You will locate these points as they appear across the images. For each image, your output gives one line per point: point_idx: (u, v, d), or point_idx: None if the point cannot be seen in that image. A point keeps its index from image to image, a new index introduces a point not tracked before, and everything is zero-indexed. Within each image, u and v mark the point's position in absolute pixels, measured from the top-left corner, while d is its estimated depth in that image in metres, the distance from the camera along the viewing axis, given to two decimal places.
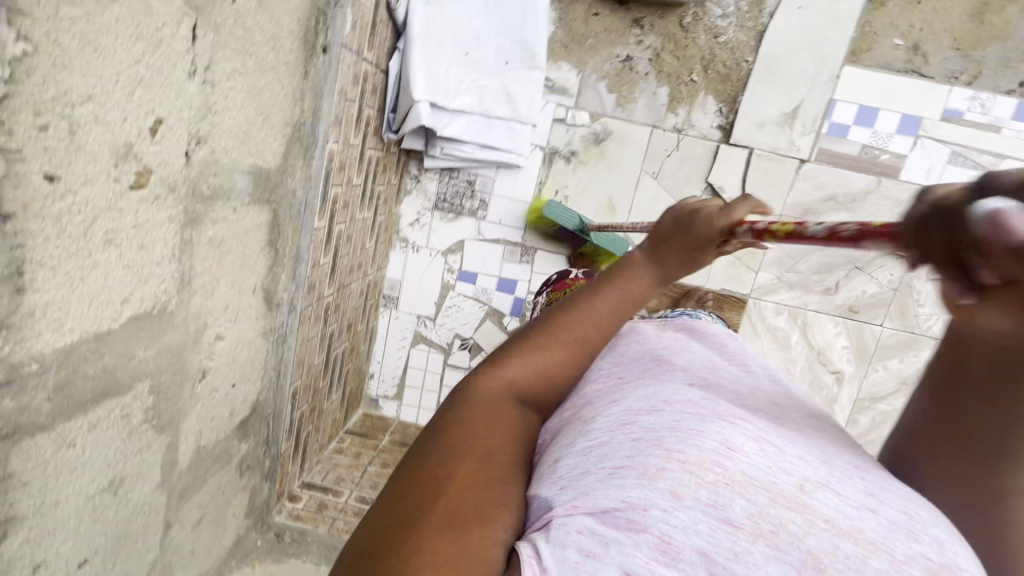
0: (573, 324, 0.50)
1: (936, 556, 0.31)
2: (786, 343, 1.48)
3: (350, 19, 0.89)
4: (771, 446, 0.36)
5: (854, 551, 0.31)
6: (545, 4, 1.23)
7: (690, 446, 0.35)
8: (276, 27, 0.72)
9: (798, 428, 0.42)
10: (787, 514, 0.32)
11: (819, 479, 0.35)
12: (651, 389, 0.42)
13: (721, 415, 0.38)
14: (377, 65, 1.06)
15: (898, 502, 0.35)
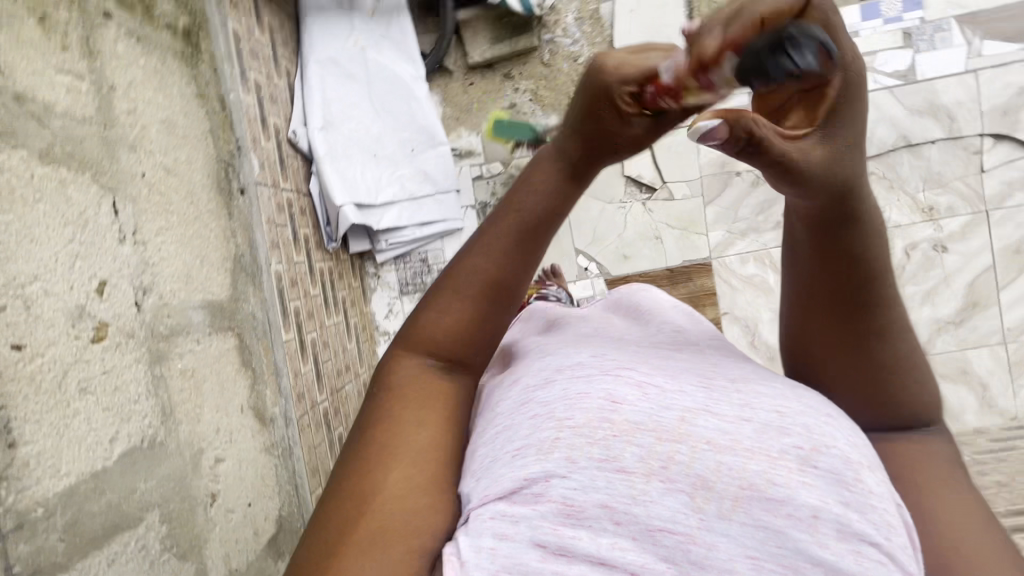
0: (484, 261, 0.45)
1: (806, 443, 0.36)
2: (766, 286, 1.50)
3: (257, 161, 1.06)
4: (651, 386, 0.39)
5: (735, 461, 0.35)
6: (422, 90, 1.41)
7: (581, 411, 0.37)
8: (189, 186, 0.86)
9: (667, 356, 0.44)
10: (673, 446, 0.35)
11: (697, 406, 0.38)
12: (547, 360, 0.44)
13: (607, 370, 0.40)
14: (298, 191, 1.22)
15: (768, 403, 0.38)
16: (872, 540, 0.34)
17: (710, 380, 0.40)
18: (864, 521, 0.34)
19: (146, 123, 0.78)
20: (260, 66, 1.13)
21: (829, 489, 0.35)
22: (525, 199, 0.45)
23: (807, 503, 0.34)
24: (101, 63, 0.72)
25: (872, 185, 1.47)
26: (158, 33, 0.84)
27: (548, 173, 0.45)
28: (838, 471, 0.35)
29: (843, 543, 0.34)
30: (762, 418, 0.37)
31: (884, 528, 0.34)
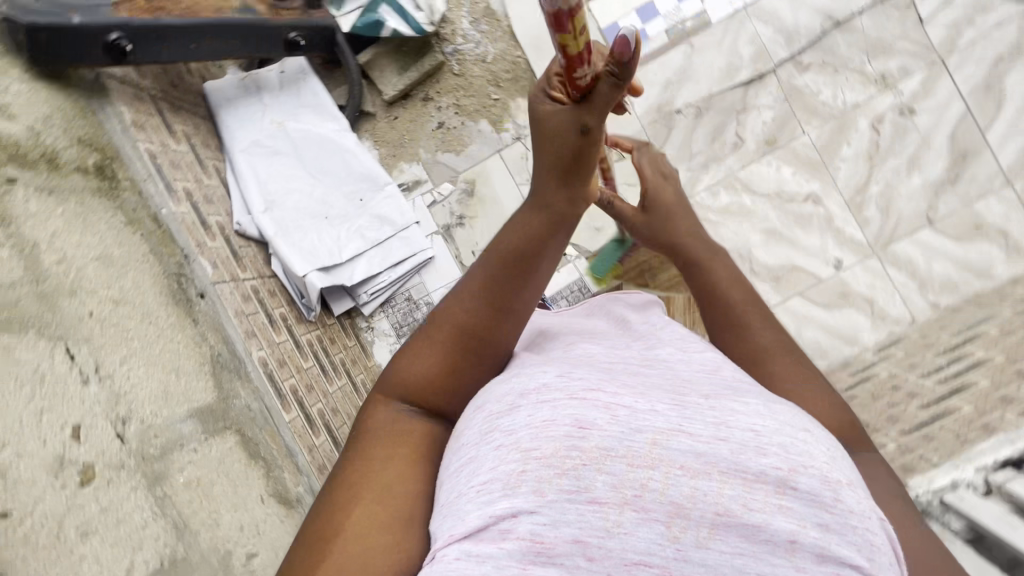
0: (456, 308, 0.63)
1: (782, 465, 0.45)
2: (746, 211, 1.45)
3: (209, 263, 1.07)
4: (620, 410, 0.48)
5: (710, 485, 0.45)
6: (352, 142, 1.42)
7: (552, 441, 0.46)
8: (142, 308, 0.88)
9: (649, 379, 0.54)
10: (648, 473, 0.45)
11: (672, 429, 0.47)
12: (507, 387, 0.52)
13: (591, 401, 0.48)
14: (262, 276, 1.24)
15: (743, 424, 0.48)
16: (851, 562, 0.43)
17: (686, 402, 0.50)
18: (840, 542, 0.43)
19: (81, 267, 0.81)
20: (188, 174, 1.15)
21: (805, 513, 0.44)
22: (490, 256, 0.63)
23: (783, 529, 0.43)
24: (17, 225, 0.75)
25: (818, 74, 1.41)
26: (69, 179, 0.87)
27: (508, 234, 0.63)
28: (814, 494, 0.44)
29: (820, 565, 0.43)
30: (737, 439, 0.47)
31: (862, 552, 0.43)
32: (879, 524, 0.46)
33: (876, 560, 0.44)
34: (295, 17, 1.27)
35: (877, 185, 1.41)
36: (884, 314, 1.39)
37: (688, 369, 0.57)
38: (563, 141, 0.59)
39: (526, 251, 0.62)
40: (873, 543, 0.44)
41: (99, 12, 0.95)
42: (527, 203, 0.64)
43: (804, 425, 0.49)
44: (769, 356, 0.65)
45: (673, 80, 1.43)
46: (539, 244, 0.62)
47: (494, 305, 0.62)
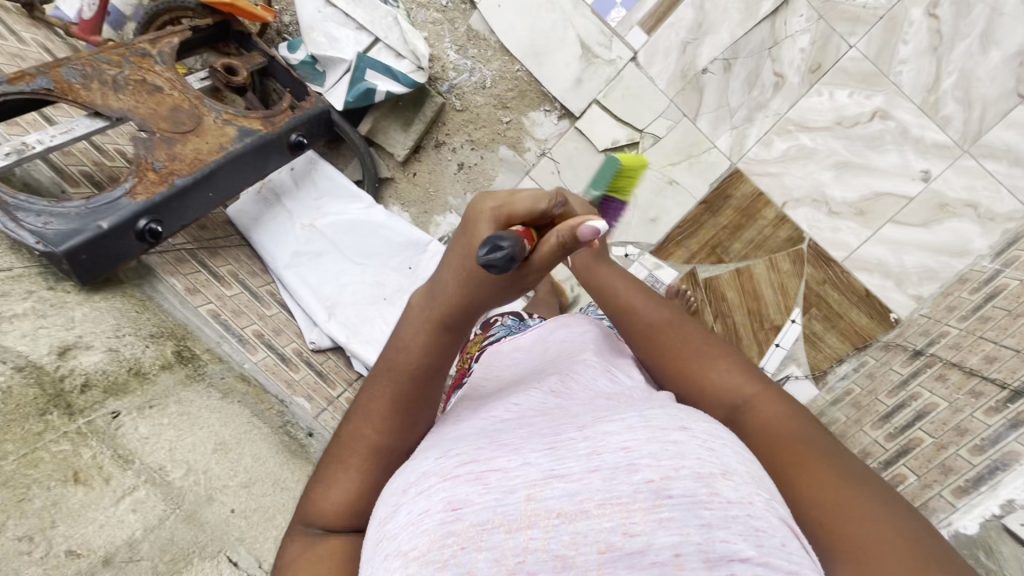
0: (366, 427, 0.56)
1: (653, 477, 0.38)
2: (808, 152, 1.32)
3: (306, 398, 1.08)
4: (490, 476, 0.41)
5: (589, 524, 0.37)
6: (382, 214, 1.37)
7: (425, 531, 0.38)
8: (274, 477, 0.90)
9: (526, 429, 0.48)
10: (525, 533, 0.37)
11: (546, 477, 0.40)
12: (397, 481, 0.46)
13: (449, 475, 0.42)
14: (351, 383, 1.23)
15: (615, 444, 0.41)
16: (744, 556, 0.35)
17: (561, 442, 0.43)
18: (732, 535, 0.35)
19: (206, 468, 0.82)
20: (252, 315, 1.14)
21: (685, 518, 0.36)
22: (392, 371, 0.56)
23: (665, 544, 0.36)
24: (140, 459, 0.76)
25: None
26: (160, 382, 0.88)
27: (399, 345, 0.56)
28: (689, 494, 0.37)
29: (713, 571, 0.34)
30: (609, 464, 0.40)
31: (750, 540, 0.35)
32: (771, 509, 0.38)
33: (766, 547, 0.35)
34: (290, 117, 1.22)
35: (950, 76, 1.24)
36: (993, 215, 1.25)
37: (580, 406, 0.52)
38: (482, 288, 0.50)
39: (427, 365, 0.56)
40: (761, 529, 0.36)
41: (118, 205, 0.92)
42: (415, 298, 0.57)
43: (680, 423, 0.43)
44: (675, 350, 0.62)
45: (687, 40, 1.30)
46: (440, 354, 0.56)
47: (406, 421, 0.56)
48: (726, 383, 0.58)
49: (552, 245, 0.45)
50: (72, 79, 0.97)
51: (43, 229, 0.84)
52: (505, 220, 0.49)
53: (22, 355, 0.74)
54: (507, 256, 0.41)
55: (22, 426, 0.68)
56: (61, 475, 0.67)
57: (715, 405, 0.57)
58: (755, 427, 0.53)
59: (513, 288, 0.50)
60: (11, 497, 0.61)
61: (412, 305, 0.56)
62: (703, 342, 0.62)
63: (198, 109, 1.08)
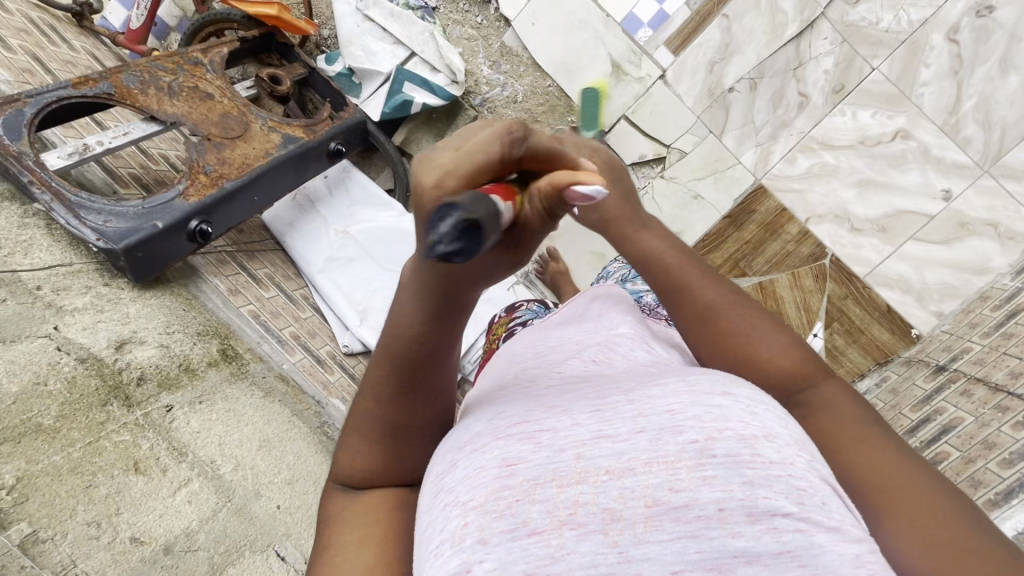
0: (376, 403, 0.47)
1: (699, 436, 0.32)
2: (831, 169, 1.36)
3: (340, 401, 1.10)
4: (542, 434, 0.36)
5: (637, 481, 0.32)
6: (413, 222, 1.42)
7: (483, 482, 0.33)
8: (314, 475, 0.91)
9: (573, 395, 0.43)
10: (576, 488, 0.32)
11: (592, 436, 0.35)
12: (451, 443, 0.41)
13: (502, 433, 0.37)
14: None
15: (660, 406, 0.35)
16: (784, 512, 0.30)
17: (609, 404, 0.38)
18: (772, 492, 0.30)
19: (253, 463, 0.84)
20: (288, 317, 1.17)
21: (728, 476, 0.31)
22: (389, 340, 0.45)
23: (710, 498, 0.30)
24: (192, 452, 0.78)
25: (872, 3, 1.28)
26: (207, 378, 0.90)
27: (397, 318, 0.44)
28: (734, 454, 0.31)
29: (755, 525, 0.30)
30: (655, 425, 0.34)
31: (790, 496, 0.30)
32: (814, 470, 0.32)
33: (808, 505, 0.30)
34: (330, 126, 1.26)
35: (971, 98, 1.27)
36: (1012, 234, 1.27)
37: (627, 373, 0.47)
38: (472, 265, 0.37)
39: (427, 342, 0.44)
40: (801, 487, 0.31)
41: (172, 206, 0.95)
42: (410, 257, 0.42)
43: (722, 388, 0.36)
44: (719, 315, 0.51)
45: (715, 59, 1.34)
46: (444, 328, 0.44)
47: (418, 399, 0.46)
48: (775, 353, 0.48)
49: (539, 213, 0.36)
50: (131, 84, 1.00)
51: (105, 226, 0.87)
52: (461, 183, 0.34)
53: (83, 347, 0.77)
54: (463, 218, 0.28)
55: (87, 415, 0.70)
56: (124, 464, 0.69)
57: (770, 382, 0.48)
58: (812, 409, 0.45)
59: (503, 265, 0.39)
60: (80, 484, 0.63)
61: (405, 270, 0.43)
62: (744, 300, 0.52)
63: (246, 115, 1.12)
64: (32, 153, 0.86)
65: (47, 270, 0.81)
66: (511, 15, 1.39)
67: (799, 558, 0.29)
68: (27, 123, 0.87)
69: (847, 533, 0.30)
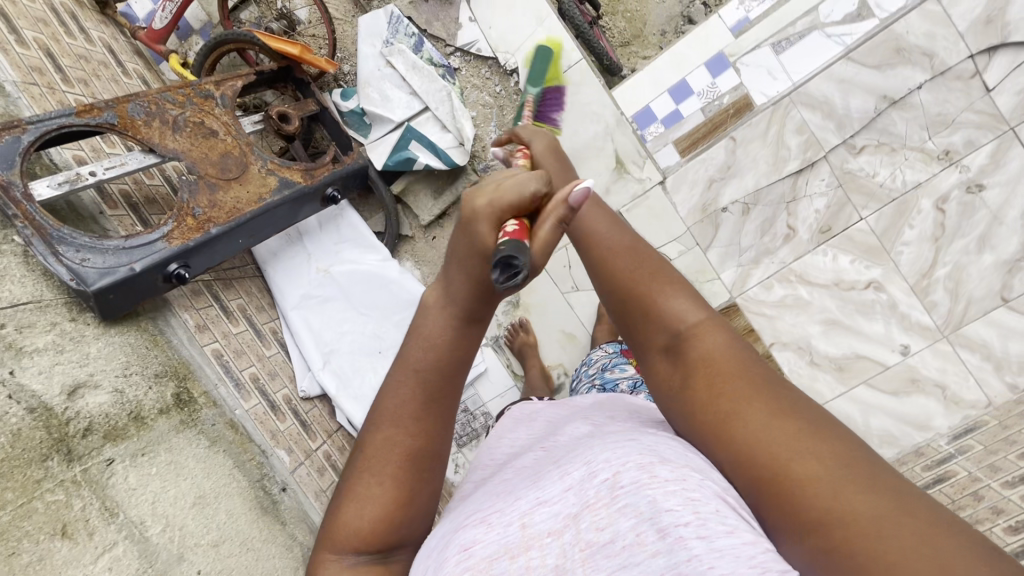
0: (398, 433, 0.57)
1: (608, 474, 0.42)
2: (803, 303, 1.40)
3: (286, 450, 1.11)
4: (494, 517, 0.47)
5: (571, 534, 0.42)
6: (393, 270, 1.41)
7: (446, 572, 0.43)
8: (243, 537, 0.94)
9: (521, 474, 0.56)
10: (525, 556, 0.42)
11: (533, 504, 0.46)
12: (426, 548, 0.53)
13: (469, 521, 0.49)
14: (330, 435, 1.26)
15: (581, 462, 0.46)
16: (684, 521, 0.37)
17: (545, 475, 0.49)
18: (668, 495, 0.39)
19: (182, 523, 0.86)
20: (251, 356, 1.18)
21: (635, 502, 0.39)
22: (413, 373, 0.57)
23: (624, 528, 0.39)
24: (124, 512, 0.80)
25: (873, 156, 1.32)
26: (155, 428, 0.91)
27: (420, 344, 0.57)
28: (636, 480, 0.40)
29: (665, 539, 0.37)
30: (576, 477, 0.45)
31: (689, 506, 0.38)
32: (705, 484, 0.40)
33: (703, 512, 0.38)
34: (328, 173, 1.26)
35: (945, 268, 1.31)
36: (957, 399, 1.32)
37: (566, 446, 0.56)
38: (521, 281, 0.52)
39: (447, 368, 0.57)
40: (695, 498, 0.39)
41: (152, 248, 0.96)
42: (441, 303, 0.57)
43: (631, 436, 0.47)
44: (617, 261, 0.58)
45: (715, 177, 1.41)
46: (465, 345, 0.57)
47: (436, 420, 0.58)
48: (672, 306, 0.54)
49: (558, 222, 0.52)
50: (137, 115, 1.01)
51: (80, 266, 0.89)
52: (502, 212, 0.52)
53: (35, 396, 0.79)
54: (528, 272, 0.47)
55: (23, 473, 0.72)
56: (51, 528, 0.72)
57: (653, 325, 0.54)
58: (697, 353, 0.50)
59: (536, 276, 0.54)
60: (3, 552, 0.66)
61: (432, 301, 0.57)
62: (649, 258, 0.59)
63: (246, 156, 1.12)
64: (21, 183, 0.87)
65: (13, 306, 0.83)
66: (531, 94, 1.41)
67: (706, 561, 0.35)
68: (26, 149, 0.89)
69: (742, 534, 0.36)
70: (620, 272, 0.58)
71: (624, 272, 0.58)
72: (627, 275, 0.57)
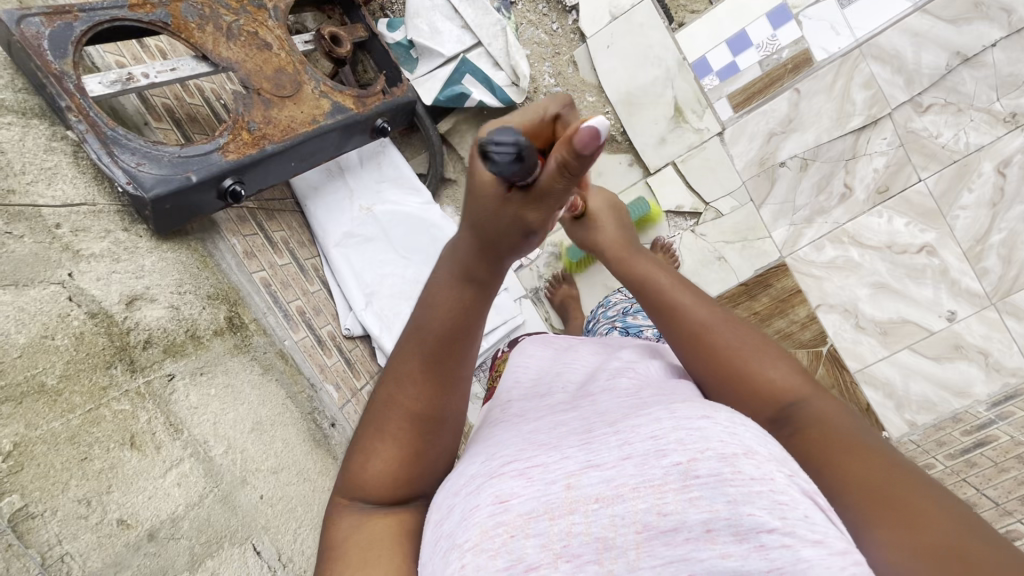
0: (400, 392, 0.51)
1: (683, 455, 0.35)
2: (853, 265, 1.37)
3: (334, 386, 1.06)
4: (532, 470, 0.39)
5: (626, 507, 0.35)
6: (434, 215, 1.34)
7: (476, 524, 0.37)
8: (298, 465, 0.90)
9: (560, 427, 0.46)
10: (568, 519, 0.35)
11: (582, 466, 0.38)
12: (449, 485, 0.45)
13: (493, 471, 0.41)
14: (372, 376, 1.21)
15: (646, 432, 0.38)
16: (769, 528, 0.31)
17: (595, 436, 0.41)
18: (756, 508, 0.32)
19: (243, 447, 0.82)
20: (297, 290, 1.12)
21: (711, 496, 0.33)
22: (416, 335, 0.51)
23: (696, 519, 0.33)
24: (187, 429, 0.76)
25: (938, 116, 1.29)
26: (211, 349, 0.86)
27: (429, 303, 0.51)
28: (717, 473, 0.34)
29: (743, 544, 0.31)
30: (640, 450, 0.37)
31: (773, 512, 0.32)
32: (794, 484, 0.34)
33: (791, 519, 0.32)
34: (381, 101, 1.18)
35: (1001, 233, 1.26)
36: (999, 366, 1.25)
37: (612, 402, 0.48)
38: (505, 226, 0.45)
39: (452, 336, 0.50)
40: (784, 502, 0.32)
41: (208, 159, 0.90)
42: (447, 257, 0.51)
43: (702, 411, 0.38)
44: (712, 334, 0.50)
45: (775, 131, 1.38)
46: (473, 304, 0.50)
47: (440, 383, 0.51)
48: (773, 373, 0.48)
49: (557, 166, 0.40)
50: (190, 17, 0.94)
51: (137, 170, 0.82)
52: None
53: (95, 301, 0.74)
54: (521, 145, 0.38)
55: (89, 378, 0.68)
56: (120, 437, 0.67)
57: (763, 399, 0.47)
58: (808, 420, 0.44)
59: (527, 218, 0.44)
60: (75, 457, 0.62)
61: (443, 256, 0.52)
62: (735, 318, 0.52)
63: (300, 74, 1.05)
64: (75, 76, 0.80)
65: (69, 208, 0.78)
66: (590, 33, 1.44)
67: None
68: (76, 41, 0.81)
69: (832, 545, 0.31)
70: (712, 348, 0.50)
71: (716, 346, 0.50)
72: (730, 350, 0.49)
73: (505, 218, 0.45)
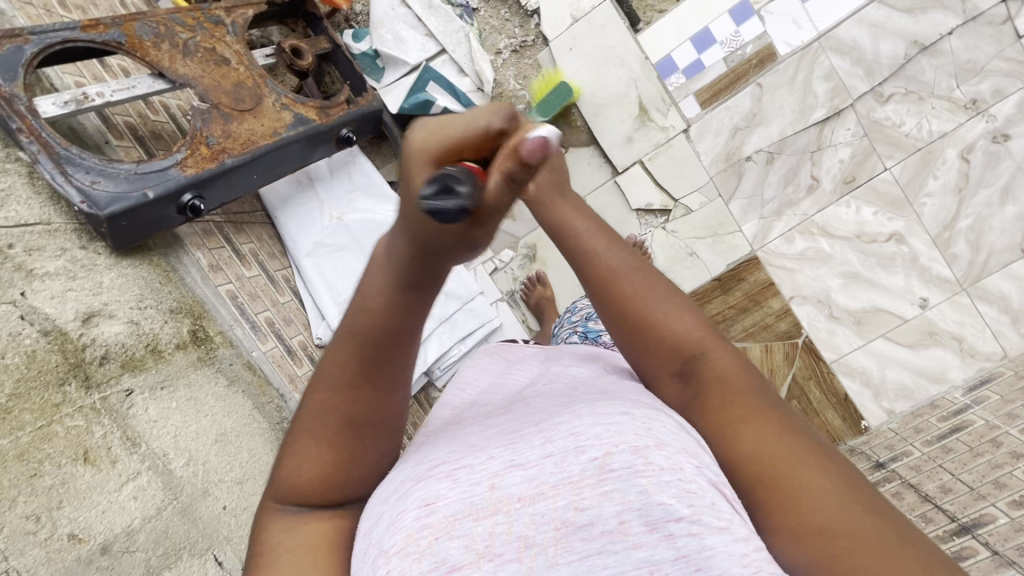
0: (332, 396, 0.48)
1: (597, 451, 0.36)
2: (824, 255, 1.38)
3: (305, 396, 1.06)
4: (460, 472, 0.40)
5: (546, 505, 0.36)
6: None
7: (402, 528, 0.37)
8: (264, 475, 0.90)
9: (492, 429, 0.47)
10: (491, 519, 0.36)
11: (507, 466, 0.39)
12: (381, 493, 0.45)
13: (422, 476, 0.41)
14: None
15: (567, 430, 0.39)
16: (677, 516, 0.33)
17: (521, 435, 0.42)
18: (664, 490, 0.34)
19: (205, 458, 0.83)
20: (266, 301, 1.12)
21: (625, 488, 0.35)
22: (348, 334, 0.47)
23: (610, 512, 0.34)
24: (145, 443, 0.76)
25: (900, 105, 1.30)
26: (173, 362, 0.87)
27: (360, 301, 0.47)
28: (629, 466, 0.35)
29: (653, 534, 0.33)
30: (560, 448, 0.38)
31: (682, 500, 0.33)
32: (701, 473, 0.36)
33: (697, 507, 0.34)
34: (345, 112, 1.19)
35: (968, 219, 1.27)
36: (974, 351, 1.26)
37: (545, 405, 0.49)
38: (445, 240, 0.42)
39: (384, 336, 0.47)
40: (691, 491, 0.34)
41: (165, 175, 0.90)
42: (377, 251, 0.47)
43: (620, 408, 0.40)
44: (621, 281, 0.48)
45: (740, 126, 1.39)
46: (408, 305, 0.46)
47: (376, 386, 0.48)
48: (679, 327, 0.47)
49: (503, 180, 0.40)
50: (144, 35, 0.95)
51: (91, 188, 0.83)
52: (440, 156, 0.41)
53: (48, 319, 0.75)
54: (462, 204, 0.38)
55: (41, 395, 0.69)
56: (73, 453, 0.68)
57: (667, 351, 0.47)
58: (710, 379, 0.45)
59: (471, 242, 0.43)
60: (23, 473, 0.63)
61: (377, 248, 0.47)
62: (653, 270, 0.50)
63: (260, 88, 1.06)
64: (25, 98, 0.81)
65: (22, 228, 0.79)
66: (552, 36, 1.46)
67: (694, 561, 0.32)
68: (28, 64, 0.83)
69: (735, 532, 0.33)
70: (623, 301, 0.48)
71: (631, 302, 0.48)
72: (645, 301, 0.48)
73: (445, 237, 0.42)
